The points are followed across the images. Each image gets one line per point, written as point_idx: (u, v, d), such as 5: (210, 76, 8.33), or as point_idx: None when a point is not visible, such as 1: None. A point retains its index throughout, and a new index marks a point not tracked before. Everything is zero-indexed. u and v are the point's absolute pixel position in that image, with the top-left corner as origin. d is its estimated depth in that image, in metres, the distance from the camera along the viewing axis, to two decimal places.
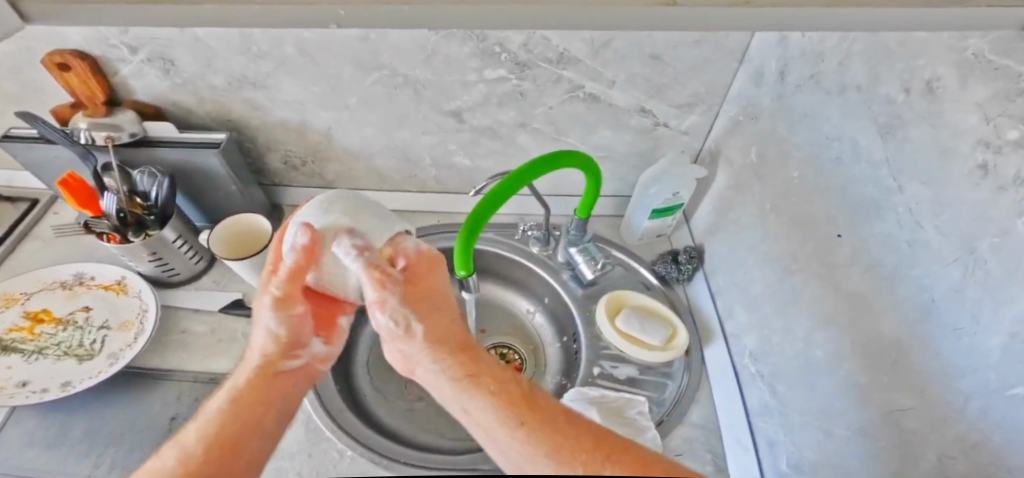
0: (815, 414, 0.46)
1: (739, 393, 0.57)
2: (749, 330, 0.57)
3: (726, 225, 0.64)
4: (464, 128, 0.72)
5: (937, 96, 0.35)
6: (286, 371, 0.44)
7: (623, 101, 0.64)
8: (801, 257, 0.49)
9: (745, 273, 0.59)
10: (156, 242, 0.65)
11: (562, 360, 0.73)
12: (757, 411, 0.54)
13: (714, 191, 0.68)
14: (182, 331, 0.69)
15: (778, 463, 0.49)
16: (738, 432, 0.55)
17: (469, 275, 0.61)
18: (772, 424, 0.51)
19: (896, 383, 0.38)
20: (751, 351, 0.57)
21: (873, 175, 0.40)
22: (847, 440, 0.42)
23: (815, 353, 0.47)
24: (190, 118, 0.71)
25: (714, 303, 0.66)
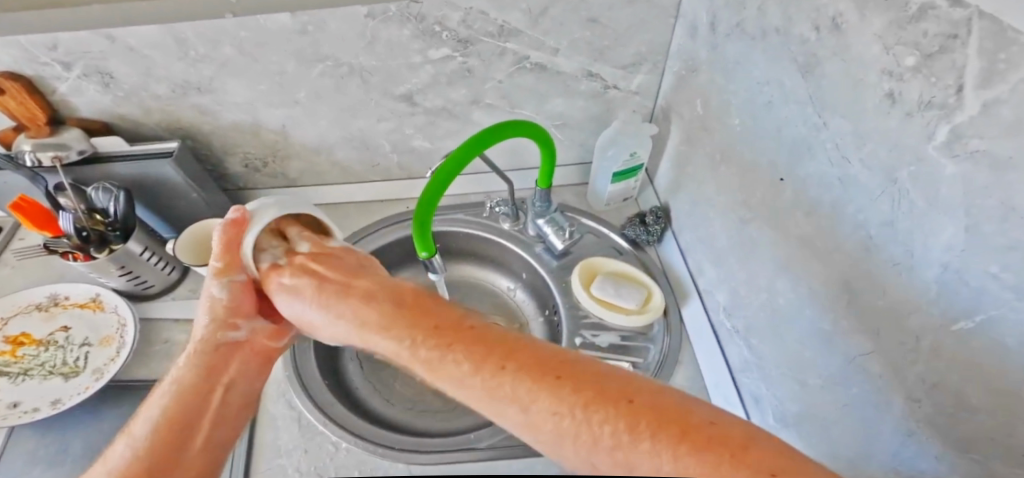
0: (789, 363, 0.47)
1: (721, 352, 0.58)
2: (718, 285, 0.58)
3: (685, 181, 0.63)
4: (417, 111, 0.71)
5: (842, 32, 0.34)
6: (228, 344, 0.45)
7: (569, 67, 0.64)
8: (754, 207, 0.49)
9: (708, 227, 0.59)
10: (124, 256, 0.66)
11: (547, 334, 0.73)
12: (740, 368, 0.55)
13: (669, 149, 0.67)
14: (164, 341, 0.69)
15: (766, 418, 0.51)
16: (725, 390, 0.56)
17: (432, 256, 0.61)
18: (755, 380, 0.52)
19: (855, 326, 0.38)
20: (724, 306, 0.57)
21: (801, 115, 0.40)
22: (821, 387, 0.43)
23: (780, 301, 0.47)
24: (140, 130, 0.70)
25: (684, 260, 0.66)
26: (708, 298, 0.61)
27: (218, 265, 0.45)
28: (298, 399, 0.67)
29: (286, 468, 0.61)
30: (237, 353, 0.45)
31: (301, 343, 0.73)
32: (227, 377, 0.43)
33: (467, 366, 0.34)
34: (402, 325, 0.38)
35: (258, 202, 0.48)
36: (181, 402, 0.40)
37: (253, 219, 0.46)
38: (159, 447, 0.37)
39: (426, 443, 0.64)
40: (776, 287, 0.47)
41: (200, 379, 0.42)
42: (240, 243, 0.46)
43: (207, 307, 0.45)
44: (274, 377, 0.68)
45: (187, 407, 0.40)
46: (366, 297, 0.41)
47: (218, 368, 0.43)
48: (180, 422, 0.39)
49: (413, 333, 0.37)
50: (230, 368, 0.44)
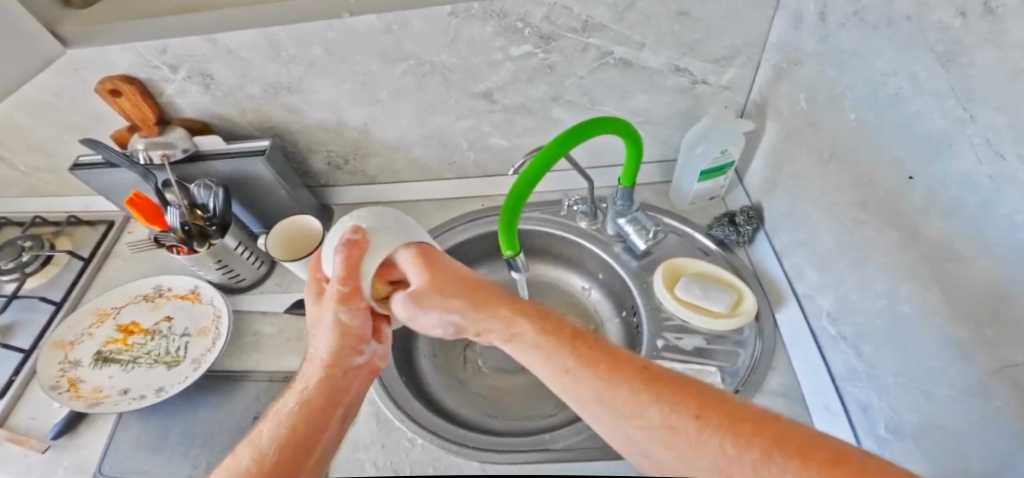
0: (913, 374, 0.44)
1: (823, 359, 0.56)
2: (822, 289, 0.56)
3: (783, 180, 0.61)
4: (496, 108, 0.71)
5: (998, 16, 0.31)
6: (354, 368, 0.47)
7: (656, 62, 0.62)
8: (873, 207, 0.46)
9: (811, 228, 0.56)
10: (221, 250, 0.70)
11: (625, 335, 0.73)
12: (844, 376, 0.53)
13: (765, 146, 0.64)
14: (254, 334, 0.73)
15: (877, 429, 0.49)
16: (826, 398, 0.55)
17: (517, 255, 0.61)
18: (864, 389, 0.51)
19: (1002, 338, 0.35)
20: (829, 312, 0.55)
21: (939, 106, 0.37)
22: (952, 401, 0.40)
23: (903, 308, 0.44)
24: (235, 129, 0.75)
25: (781, 265, 0.64)
26: (809, 304, 0.59)
27: (343, 289, 0.45)
28: (377, 394, 0.69)
29: (364, 462, 0.64)
30: (354, 375, 0.48)
31: None
32: (346, 399, 0.47)
33: (590, 384, 0.39)
34: (540, 336, 0.43)
35: (372, 222, 0.47)
36: (302, 424, 0.43)
37: (374, 241, 0.46)
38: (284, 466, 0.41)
39: (499, 442, 0.64)
40: (900, 293, 0.44)
41: (315, 400, 0.45)
42: (362, 263, 0.46)
43: (332, 334, 0.46)
44: None
45: (306, 428, 0.43)
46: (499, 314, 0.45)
47: (341, 390, 0.46)
48: (297, 443, 0.42)
49: (554, 348, 0.41)
50: (350, 389, 0.47)
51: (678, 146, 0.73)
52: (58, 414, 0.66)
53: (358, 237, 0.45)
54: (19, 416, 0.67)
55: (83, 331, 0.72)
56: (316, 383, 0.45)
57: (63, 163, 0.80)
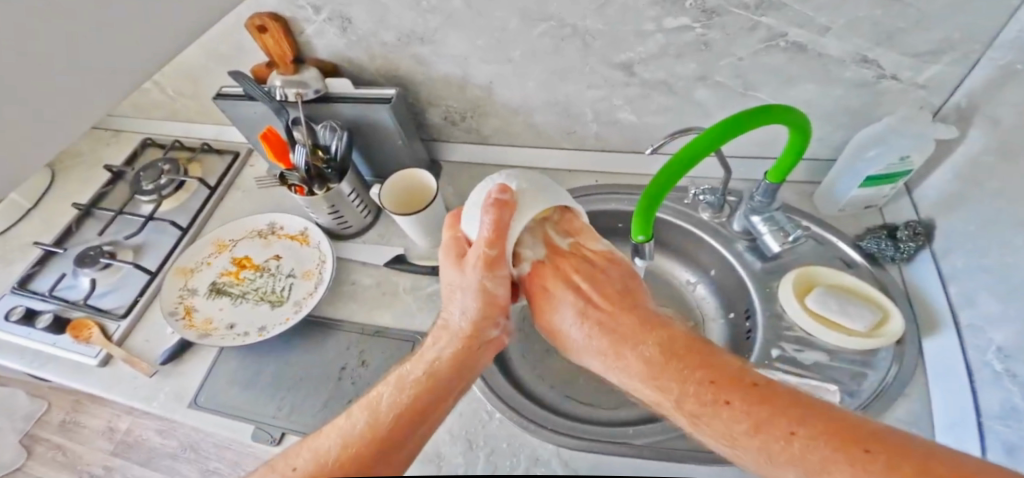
0: None
1: (972, 396, 0.51)
2: (998, 323, 0.50)
3: (975, 196, 0.53)
4: (633, 82, 0.66)
5: None
6: (485, 340, 0.47)
7: (837, 50, 0.55)
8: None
9: (1002, 257, 0.49)
10: (334, 194, 0.69)
11: (730, 337, 0.69)
12: (995, 415, 0.48)
13: (958, 156, 0.56)
14: (352, 282, 0.74)
15: (1019, 472, 0.44)
16: (962, 433, 0.50)
17: (647, 241, 0.56)
18: (1021, 430, 0.46)
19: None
20: (999, 346, 0.49)
21: None
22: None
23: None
24: (362, 74, 0.74)
25: (946, 295, 0.57)
26: (973, 335, 0.53)
27: (490, 250, 0.44)
28: None
29: (440, 427, 0.66)
30: (481, 347, 0.46)
31: None
32: (467, 373, 0.46)
33: (743, 426, 0.34)
34: (669, 375, 0.39)
35: (520, 183, 0.46)
36: (418, 393, 0.43)
37: (521, 204, 0.45)
38: (395, 431, 0.41)
39: (577, 428, 0.63)
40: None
41: (439, 370, 0.44)
42: (510, 227, 0.45)
43: (474, 301, 0.46)
44: None
45: (427, 398, 0.43)
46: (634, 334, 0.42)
47: (465, 363, 0.45)
48: (412, 413, 0.42)
49: (689, 384, 0.37)
50: (473, 363, 0.46)
51: (839, 145, 0.65)
52: (169, 342, 0.69)
53: (501, 196, 0.45)
54: (136, 338, 0.70)
55: (202, 260, 0.74)
56: (444, 352, 0.45)
57: (207, 92, 0.81)
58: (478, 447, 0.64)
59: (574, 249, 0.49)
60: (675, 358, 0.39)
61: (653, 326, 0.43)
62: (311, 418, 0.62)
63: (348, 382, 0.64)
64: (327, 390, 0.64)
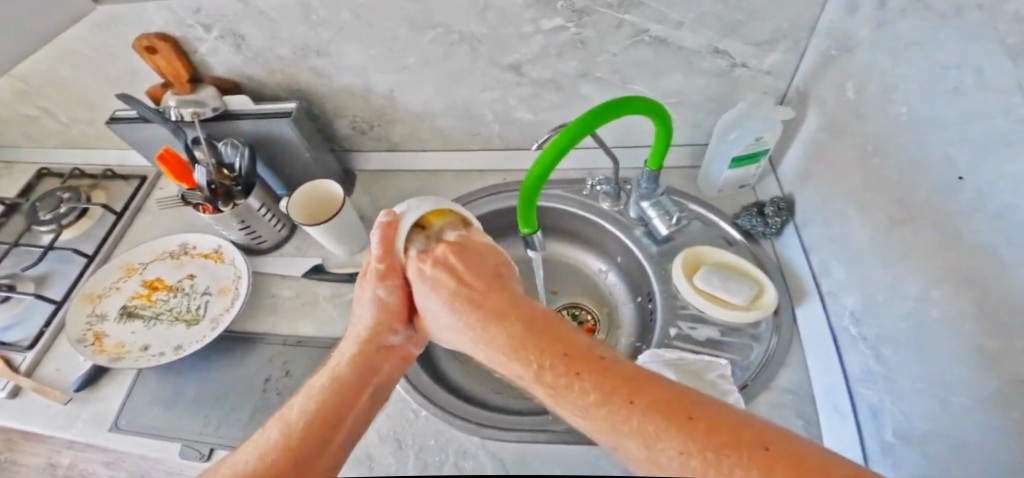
0: (931, 380, 0.44)
1: (840, 361, 0.56)
2: (848, 289, 0.55)
3: (821, 171, 0.59)
4: (523, 81, 0.69)
5: None
6: (388, 347, 0.47)
7: (693, 42, 0.60)
8: (912, 209, 0.45)
9: (844, 227, 0.55)
10: (243, 210, 0.70)
11: (637, 320, 0.73)
12: (859, 378, 0.53)
13: (804, 134, 0.62)
14: (272, 296, 0.75)
15: (883, 432, 0.49)
16: (837, 399, 0.54)
17: (534, 232, 0.60)
18: (877, 391, 0.50)
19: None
20: (852, 311, 0.54)
21: (1002, 104, 0.34)
22: (972, 413, 0.40)
23: (931, 313, 0.43)
24: (263, 90, 0.75)
25: (808, 261, 0.63)
26: (832, 301, 0.58)
27: (379, 266, 0.47)
28: None
29: (367, 430, 0.66)
30: (389, 354, 0.47)
31: None
32: (380, 378, 0.46)
33: (588, 399, 0.34)
34: (527, 348, 0.38)
35: (405, 206, 0.49)
36: (330, 399, 0.42)
37: (405, 219, 0.48)
38: (309, 441, 0.40)
39: (501, 419, 0.65)
40: (931, 298, 0.43)
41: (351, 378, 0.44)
42: (398, 242, 0.48)
43: (372, 310, 0.48)
44: None
45: (340, 403, 0.42)
46: (492, 315, 0.41)
47: (373, 368, 0.45)
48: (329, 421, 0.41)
49: (541, 358, 0.37)
50: (382, 370, 0.46)
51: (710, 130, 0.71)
52: (82, 368, 0.69)
53: (389, 218, 0.48)
54: (46, 368, 0.70)
55: (112, 285, 0.74)
56: (352, 356, 0.45)
57: (102, 117, 0.82)
58: (407, 446, 0.65)
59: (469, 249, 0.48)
60: (533, 332, 0.38)
61: (513, 306, 0.42)
62: (238, 432, 0.63)
63: (272, 394, 0.66)
64: (251, 403, 0.65)
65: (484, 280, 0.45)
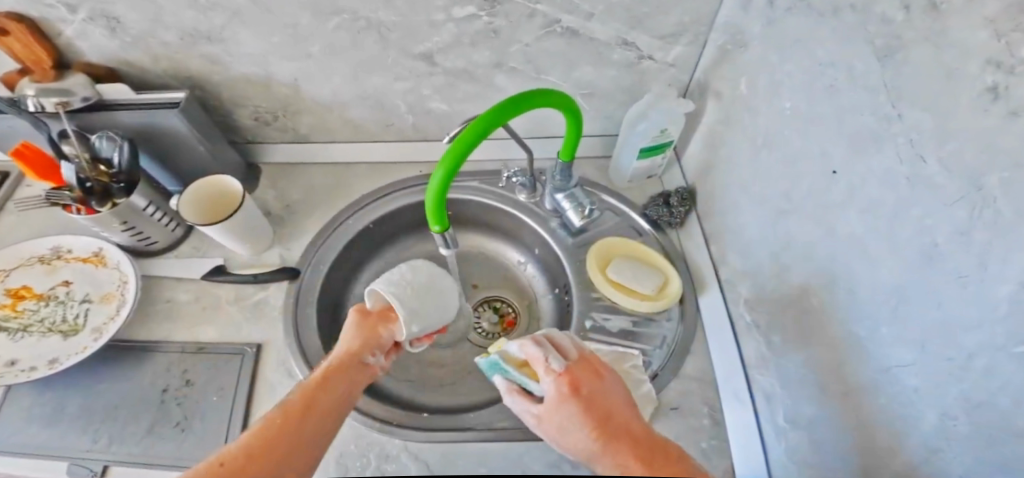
0: (813, 368, 0.48)
1: (737, 347, 0.60)
2: (743, 277, 0.60)
3: (720, 162, 0.62)
4: (436, 71, 0.67)
5: (941, 13, 0.29)
6: (337, 381, 0.47)
7: (602, 33, 0.59)
8: (795, 199, 0.47)
9: (739, 220, 0.59)
10: (126, 209, 0.64)
11: (556, 311, 0.75)
12: (754, 364, 0.57)
13: (703, 128, 0.66)
14: (167, 300, 0.70)
15: (776, 417, 0.53)
16: (734, 385, 0.58)
17: (444, 230, 0.57)
18: (769, 378, 0.54)
19: (897, 338, 0.37)
20: (747, 299, 0.59)
21: (870, 102, 0.35)
22: (849, 396, 0.43)
23: (812, 300, 0.48)
24: (148, 78, 0.68)
25: (709, 250, 0.67)
26: (730, 288, 0.63)
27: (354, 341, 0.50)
28: (298, 368, 0.64)
29: None
30: (337, 393, 0.46)
31: (303, 307, 0.69)
32: (323, 413, 0.44)
33: None
34: None
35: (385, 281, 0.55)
36: (271, 432, 0.41)
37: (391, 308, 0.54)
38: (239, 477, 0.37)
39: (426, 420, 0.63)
40: (814, 288, 0.47)
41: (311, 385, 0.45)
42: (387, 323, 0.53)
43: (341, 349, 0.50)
44: (278, 345, 0.66)
45: (288, 438, 0.41)
46: (616, 445, 0.40)
47: (315, 405, 0.44)
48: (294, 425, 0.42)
49: None
50: (321, 407, 0.44)
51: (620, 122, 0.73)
52: None
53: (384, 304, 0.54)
54: None
55: None
56: (297, 391, 0.44)
57: None
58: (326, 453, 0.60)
59: (541, 359, 0.45)
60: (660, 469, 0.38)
61: (633, 434, 0.41)
62: (135, 446, 0.58)
63: (172, 405, 0.61)
64: (147, 417, 0.60)
65: (611, 403, 0.44)
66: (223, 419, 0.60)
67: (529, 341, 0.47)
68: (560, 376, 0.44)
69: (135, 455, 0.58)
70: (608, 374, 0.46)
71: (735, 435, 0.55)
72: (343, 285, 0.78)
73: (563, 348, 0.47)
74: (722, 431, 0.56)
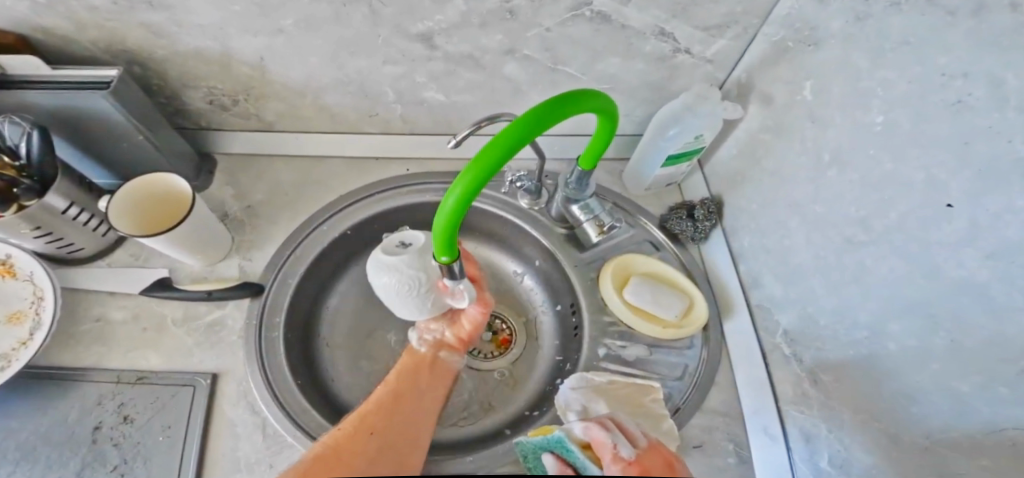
0: (870, 413, 0.42)
1: (767, 376, 0.53)
2: (782, 306, 0.51)
3: (756, 176, 0.54)
4: (435, 56, 0.56)
5: None
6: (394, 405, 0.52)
7: (639, 21, 0.50)
8: (866, 224, 0.40)
9: (782, 236, 0.50)
10: (40, 212, 0.51)
11: (559, 328, 0.68)
12: (790, 400, 0.50)
13: (736, 137, 0.57)
14: (96, 320, 0.57)
15: (818, 460, 0.46)
16: (766, 420, 0.51)
17: (453, 261, 0.45)
18: (809, 416, 0.48)
19: (1021, 400, 0.30)
20: (786, 331, 0.51)
21: (1021, 124, 0.28)
22: (923, 452, 0.37)
23: (887, 347, 0.40)
24: (69, 48, 0.54)
25: (735, 269, 0.59)
26: (762, 315, 0.55)
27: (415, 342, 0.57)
28: (263, 401, 0.53)
29: None
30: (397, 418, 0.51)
31: (268, 331, 0.58)
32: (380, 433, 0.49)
33: None
34: None
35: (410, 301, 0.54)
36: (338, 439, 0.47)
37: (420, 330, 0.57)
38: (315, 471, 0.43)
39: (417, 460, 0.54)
40: (884, 330, 0.40)
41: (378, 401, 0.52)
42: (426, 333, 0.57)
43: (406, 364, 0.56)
44: (235, 372, 0.55)
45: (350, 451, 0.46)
46: None
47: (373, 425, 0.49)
48: (356, 435, 0.47)
49: None
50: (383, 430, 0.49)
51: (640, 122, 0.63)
52: None
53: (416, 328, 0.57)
54: None
55: None
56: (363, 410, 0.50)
57: None
58: None
59: (605, 446, 0.44)
60: None
61: None
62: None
63: (106, 446, 0.49)
64: (75, 457, 0.49)
65: None
66: (170, 463, 0.49)
67: (595, 425, 0.45)
68: (629, 465, 0.42)
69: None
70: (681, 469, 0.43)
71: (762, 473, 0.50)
72: (315, 299, 0.67)
73: (636, 435, 0.45)
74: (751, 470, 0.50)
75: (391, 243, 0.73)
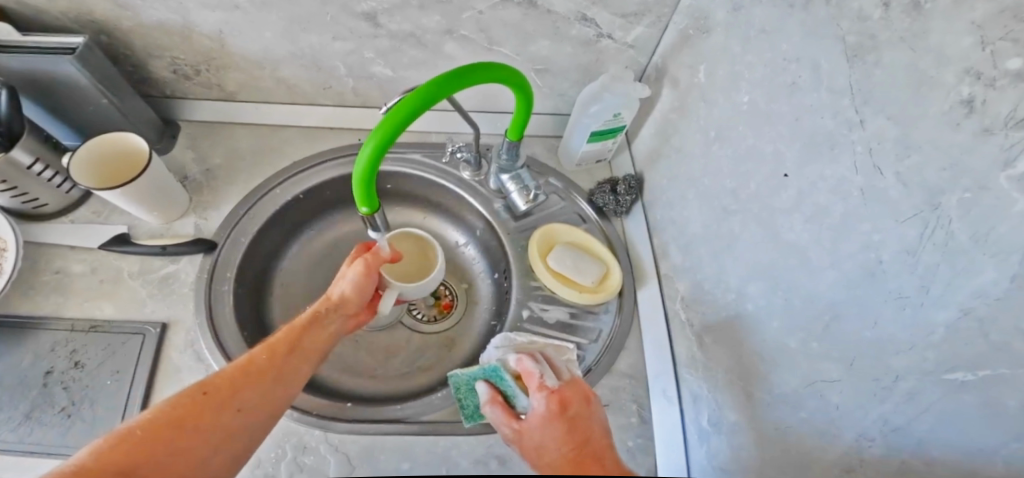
0: (736, 372, 0.46)
1: (669, 344, 0.58)
2: (682, 273, 0.57)
3: (668, 152, 0.59)
4: (380, 34, 0.60)
5: (923, 15, 0.26)
6: (257, 369, 0.42)
7: (562, 7, 0.54)
8: (738, 198, 0.45)
9: (684, 211, 0.56)
10: (7, 167, 0.55)
11: (495, 296, 0.73)
12: (685, 363, 0.55)
13: (655, 117, 0.62)
14: (56, 272, 0.61)
15: (701, 419, 0.51)
16: (664, 384, 0.56)
17: (373, 213, 0.49)
18: (698, 378, 0.53)
19: (827, 352, 0.35)
20: (684, 297, 0.57)
21: (830, 105, 0.33)
22: (769, 405, 0.42)
23: (746, 306, 0.45)
24: (36, 17, 0.57)
25: (650, 240, 0.64)
26: (668, 284, 0.60)
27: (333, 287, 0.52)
28: (207, 350, 0.58)
29: None
30: (263, 382, 0.42)
31: (218, 285, 0.63)
32: (240, 402, 0.40)
33: None
34: None
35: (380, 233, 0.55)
36: (179, 405, 0.38)
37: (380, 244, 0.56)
38: (141, 442, 0.35)
39: (350, 409, 0.59)
40: (746, 292, 0.45)
41: (139, 436, 0.36)
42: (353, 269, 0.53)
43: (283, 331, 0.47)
44: (183, 324, 0.59)
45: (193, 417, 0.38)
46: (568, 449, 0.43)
47: (236, 388, 0.41)
48: (206, 410, 0.38)
49: None
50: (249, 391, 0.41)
51: (573, 101, 0.68)
52: None
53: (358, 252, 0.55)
54: None
55: None
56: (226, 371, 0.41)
57: None
58: None
59: (532, 375, 0.50)
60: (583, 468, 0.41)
61: (593, 450, 0.43)
62: (11, 434, 0.52)
63: (57, 389, 0.54)
64: (27, 400, 0.54)
65: (588, 427, 0.45)
66: (115, 406, 0.54)
67: (529, 358, 0.51)
68: (551, 394, 0.47)
69: (12, 442, 0.52)
70: (596, 402, 0.48)
71: (660, 432, 0.54)
72: (267, 259, 0.71)
73: (565, 369, 0.51)
74: (648, 428, 0.55)
75: (344, 211, 0.77)
